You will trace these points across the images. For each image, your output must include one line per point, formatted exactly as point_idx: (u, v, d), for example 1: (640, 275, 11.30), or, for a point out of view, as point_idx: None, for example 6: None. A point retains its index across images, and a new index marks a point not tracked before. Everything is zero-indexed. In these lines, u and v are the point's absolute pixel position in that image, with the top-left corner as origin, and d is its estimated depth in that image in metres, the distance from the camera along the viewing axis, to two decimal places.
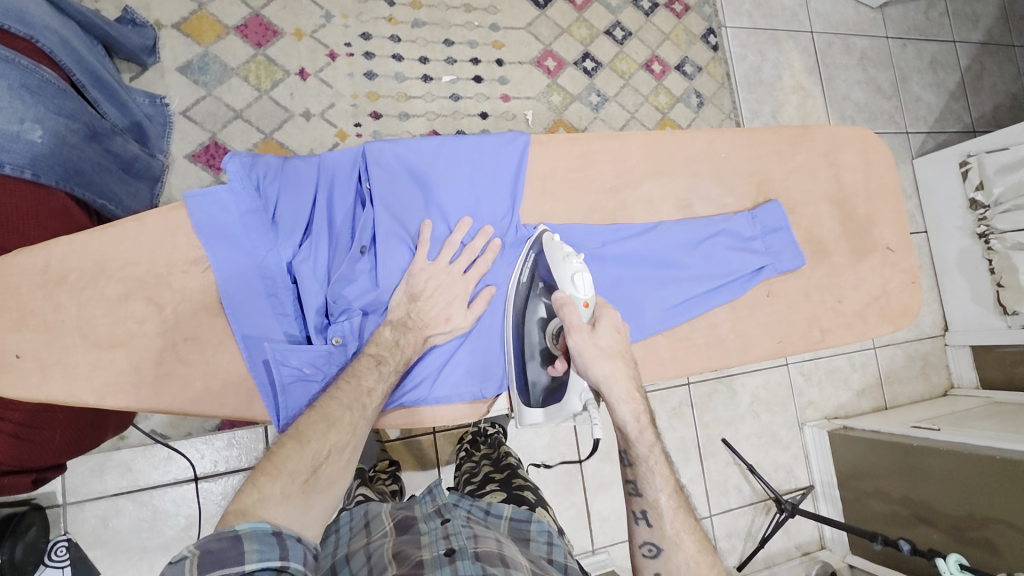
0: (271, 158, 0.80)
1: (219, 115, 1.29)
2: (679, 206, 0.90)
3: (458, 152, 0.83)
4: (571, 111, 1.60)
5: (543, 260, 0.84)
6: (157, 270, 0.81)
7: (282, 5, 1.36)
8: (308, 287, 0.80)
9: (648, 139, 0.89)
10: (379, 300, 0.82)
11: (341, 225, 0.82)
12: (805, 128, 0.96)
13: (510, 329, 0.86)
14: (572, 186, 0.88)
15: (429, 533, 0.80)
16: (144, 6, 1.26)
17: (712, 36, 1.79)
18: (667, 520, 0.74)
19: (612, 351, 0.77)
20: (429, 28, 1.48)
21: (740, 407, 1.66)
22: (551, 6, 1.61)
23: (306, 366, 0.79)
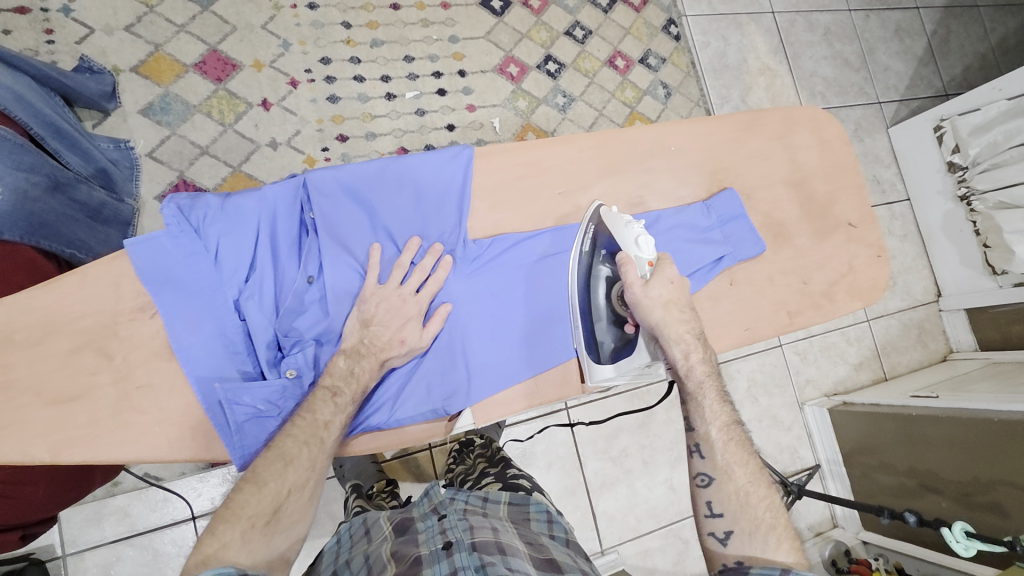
0: (210, 196, 0.76)
1: (186, 152, 1.30)
2: (632, 203, 0.89)
3: (401, 174, 0.81)
4: (538, 114, 1.60)
5: (603, 230, 0.85)
6: (105, 320, 0.75)
7: (239, 38, 1.36)
8: (257, 323, 0.76)
9: (597, 139, 0.88)
10: (331, 328, 0.80)
11: (287, 257, 0.79)
12: (755, 112, 0.95)
13: (577, 293, 0.86)
14: (522, 194, 0.86)
15: (426, 530, 0.84)
16: (101, 53, 1.27)
17: (673, 26, 1.80)
18: (719, 451, 0.79)
19: (665, 301, 0.80)
20: (388, 46, 1.48)
21: (737, 393, 1.64)
22: (508, 12, 1.61)
23: (260, 403, 0.76)
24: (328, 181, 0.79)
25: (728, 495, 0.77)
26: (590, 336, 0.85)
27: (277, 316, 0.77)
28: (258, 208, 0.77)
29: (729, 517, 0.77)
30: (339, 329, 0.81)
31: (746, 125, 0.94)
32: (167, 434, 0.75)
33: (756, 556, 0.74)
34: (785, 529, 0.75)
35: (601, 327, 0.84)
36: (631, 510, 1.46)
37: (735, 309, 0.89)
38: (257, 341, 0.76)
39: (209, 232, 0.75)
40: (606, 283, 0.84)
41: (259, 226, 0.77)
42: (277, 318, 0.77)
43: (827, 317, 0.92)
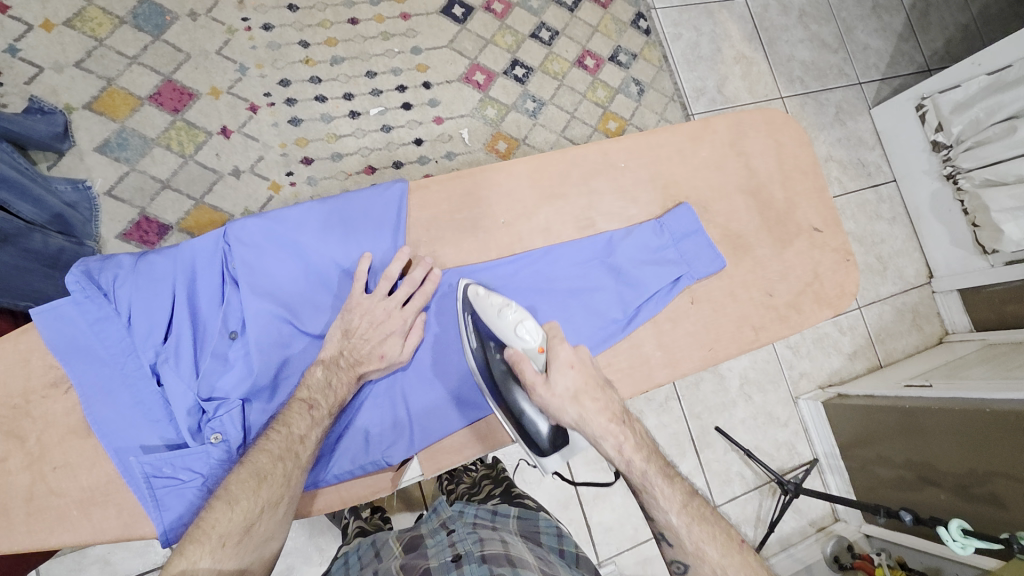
0: (125, 258, 0.75)
1: (147, 188, 1.27)
2: (581, 225, 0.86)
3: (323, 217, 0.79)
4: (508, 121, 1.56)
5: (481, 322, 0.79)
6: (14, 401, 0.74)
7: (194, 66, 1.33)
8: (174, 387, 0.74)
9: (534, 165, 0.84)
10: (257, 385, 0.77)
11: (206, 315, 0.77)
12: (704, 121, 0.91)
13: (488, 393, 0.80)
14: (457, 229, 0.82)
15: (435, 544, 0.86)
16: (52, 91, 1.24)
17: (643, 20, 1.76)
18: (685, 536, 0.71)
19: (574, 392, 0.72)
20: (349, 63, 1.45)
21: (729, 392, 1.62)
22: (471, 19, 1.57)
23: (182, 472, 0.73)
24: (246, 230, 0.76)
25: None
26: (526, 436, 0.78)
27: (197, 377, 0.75)
28: (173, 266, 0.76)
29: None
30: (265, 386, 0.78)
31: (697, 134, 0.90)
32: (86, 515, 0.74)
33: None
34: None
35: (532, 423, 0.77)
36: (627, 519, 1.44)
37: (693, 330, 0.86)
38: (175, 406, 0.74)
39: (120, 296, 0.74)
40: (505, 377, 0.78)
41: (174, 286, 0.76)
42: (198, 380, 0.75)
43: (796, 328, 0.89)
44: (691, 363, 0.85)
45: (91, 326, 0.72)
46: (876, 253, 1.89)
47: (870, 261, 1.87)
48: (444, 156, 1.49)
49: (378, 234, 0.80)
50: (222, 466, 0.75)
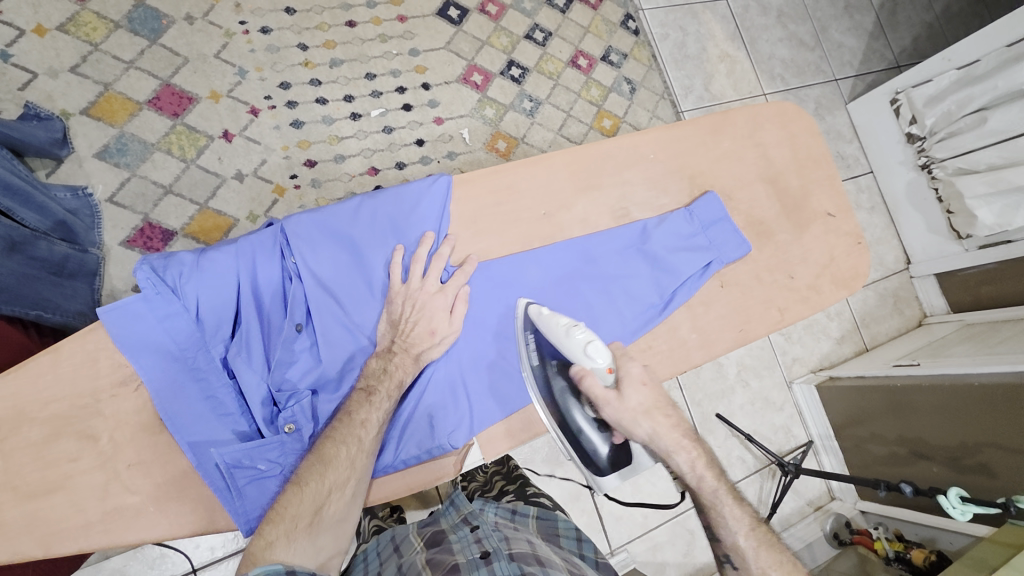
0: (185, 253, 0.73)
1: (149, 194, 1.25)
2: (616, 216, 0.88)
3: (379, 210, 0.80)
4: (507, 121, 1.59)
5: (543, 339, 0.81)
6: (85, 400, 0.74)
7: (192, 69, 1.32)
8: (249, 380, 0.75)
9: (570, 158, 0.87)
10: (324, 376, 0.79)
11: (271, 308, 0.77)
12: (724, 113, 0.95)
13: (544, 410, 0.82)
14: (502, 220, 0.84)
15: (460, 541, 0.87)
16: (48, 97, 1.21)
17: (631, 20, 1.80)
18: (750, 560, 0.77)
19: (646, 407, 0.78)
20: (348, 65, 1.45)
21: (728, 379, 1.67)
22: (467, 20, 1.59)
23: (261, 462, 0.74)
24: (306, 224, 0.77)
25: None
26: (584, 454, 0.82)
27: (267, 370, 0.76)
28: (236, 261, 0.74)
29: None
30: (332, 376, 0.79)
31: (716, 127, 0.94)
32: (163, 511, 0.74)
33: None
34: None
35: (592, 442, 0.81)
36: (637, 506, 1.47)
37: (725, 312, 0.89)
38: (250, 398, 0.75)
39: (187, 290, 0.72)
40: (566, 396, 0.80)
41: (238, 280, 0.75)
42: (268, 372, 0.76)
43: (815, 309, 0.93)
44: (725, 344, 0.89)
45: (160, 323, 0.71)
46: None
47: None
48: (446, 156, 1.51)
49: (431, 225, 0.82)
50: (297, 454, 0.77)
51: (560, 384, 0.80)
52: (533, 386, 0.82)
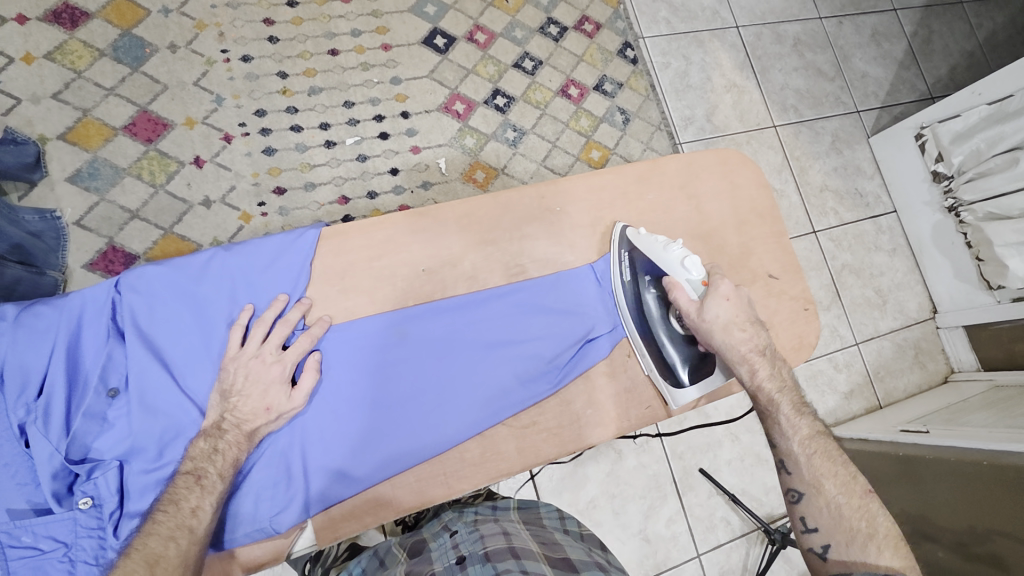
0: (9, 309, 0.72)
1: (115, 218, 1.27)
2: (511, 273, 0.87)
3: (226, 267, 0.78)
4: (487, 150, 1.54)
5: (640, 254, 0.86)
6: None
7: (170, 97, 1.34)
8: (41, 449, 0.69)
9: (461, 209, 0.85)
10: (137, 445, 0.72)
11: (88, 369, 0.73)
12: (654, 162, 0.94)
13: (630, 318, 0.87)
14: (374, 280, 0.82)
15: (438, 547, 0.81)
16: (27, 122, 1.25)
17: (630, 49, 1.74)
18: (804, 466, 0.80)
19: (724, 321, 0.81)
20: (327, 93, 1.45)
21: (715, 431, 1.50)
22: (453, 49, 1.57)
23: (43, 540, 0.69)
24: (142, 281, 0.75)
25: (819, 508, 0.78)
26: (664, 367, 0.84)
27: (68, 439, 0.70)
28: (59, 318, 0.72)
29: (824, 531, 0.78)
30: (147, 448, 0.72)
31: (646, 174, 0.94)
32: None
33: (855, 561, 0.73)
34: (883, 536, 0.74)
35: (674, 354, 0.84)
36: None
37: (627, 385, 0.87)
38: (40, 470, 0.69)
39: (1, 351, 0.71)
40: (655, 304, 0.85)
41: (56, 338, 0.72)
42: (68, 440, 0.70)
43: None
44: (628, 422, 0.86)
45: None
46: (874, 286, 1.81)
47: (868, 295, 1.79)
48: (420, 186, 1.47)
49: (284, 283, 0.79)
50: (91, 534, 0.70)
51: (651, 294, 0.85)
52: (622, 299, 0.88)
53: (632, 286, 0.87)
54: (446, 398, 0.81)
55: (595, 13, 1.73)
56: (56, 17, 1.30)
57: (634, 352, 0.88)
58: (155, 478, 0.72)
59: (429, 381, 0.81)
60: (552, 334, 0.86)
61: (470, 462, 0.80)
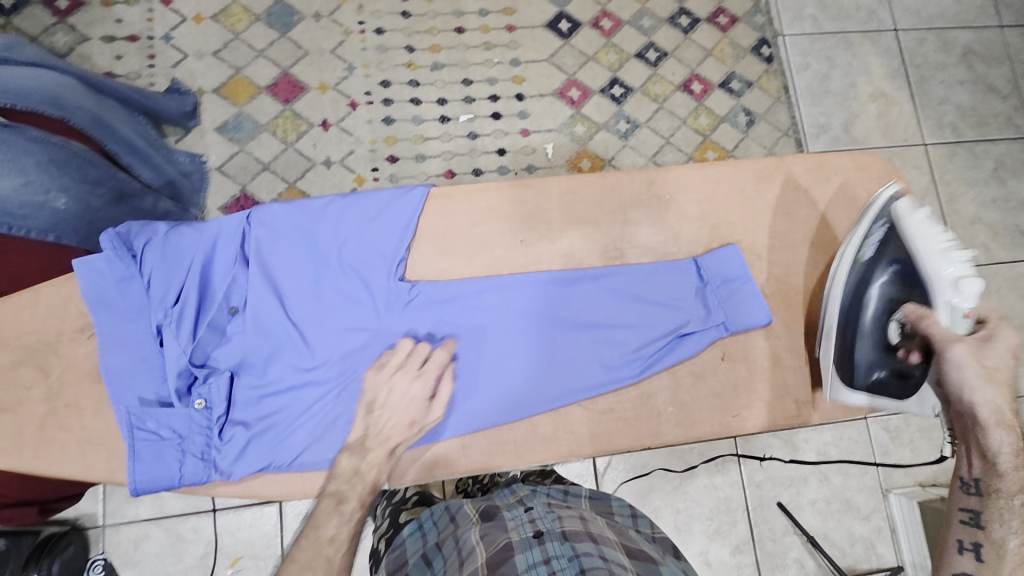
0: (158, 225, 0.81)
1: (249, 168, 1.39)
2: (609, 256, 0.87)
3: (342, 213, 0.82)
4: (596, 140, 1.51)
5: (900, 240, 0.80)
6: (47, 338, 0.88)
7: (309, 62, 1.45)
8: (171, 349, 0.79)
9: (564, 186, 0.87)
10: (247, 361, 0.80)
11: (216, 287, 0.81)
12: (779, 159, 0.91)
13: (840, 299, 0.84)
14: (470, 244, 0.85)
15: (513, 518, 0.77)
16: (189, 75, 1.41)
17: (766, 46, 1.62)
18: (1007, 565, 0.67)
19: (1002, 375, 0.73)
20: (448, 69, 1.49)
21: (802, 466, 1.38)
22: (577, 34, 1.56)
23: (164, 429, 0.78)
24: (269, 216, 0.81)
25: None
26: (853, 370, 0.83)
27: (193, 345, 0.79)
28: (198, 239, 0.81)
29: None
30: (255, 364, 0.81)
31: (769, 171, 0.91)
32: (83, 453, 0.86)
33: None
34: None
35: (866, 361, 0.82)
36: None
37: (715, 391, 0.86)
38: (169, 367, 0.79)
39: (148, 258, 0.80)
40: (892, 320, 0.81)
41: (195, 256, 0.80)
42: (193, 346, 0.79)
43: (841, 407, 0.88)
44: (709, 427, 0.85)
45: (114, 283, 0.78)
46: None
47: None
48: (524, 169, 1.48)
49: (390, 235, 0.82)
50: (201, 431, 0.80)
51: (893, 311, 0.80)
52: (851, 284, 0.83)
53: (881, 282, 0.81)
54: (527, 369, 0.82)
55: (732, 5, 1.64)
56: None
57: (828, 336, 0.86)
58: (259, 393, 0.81)
59: (512, 350, 0.82)
60: (640, 321, 0.83)
61: (542, 436, 0.83)
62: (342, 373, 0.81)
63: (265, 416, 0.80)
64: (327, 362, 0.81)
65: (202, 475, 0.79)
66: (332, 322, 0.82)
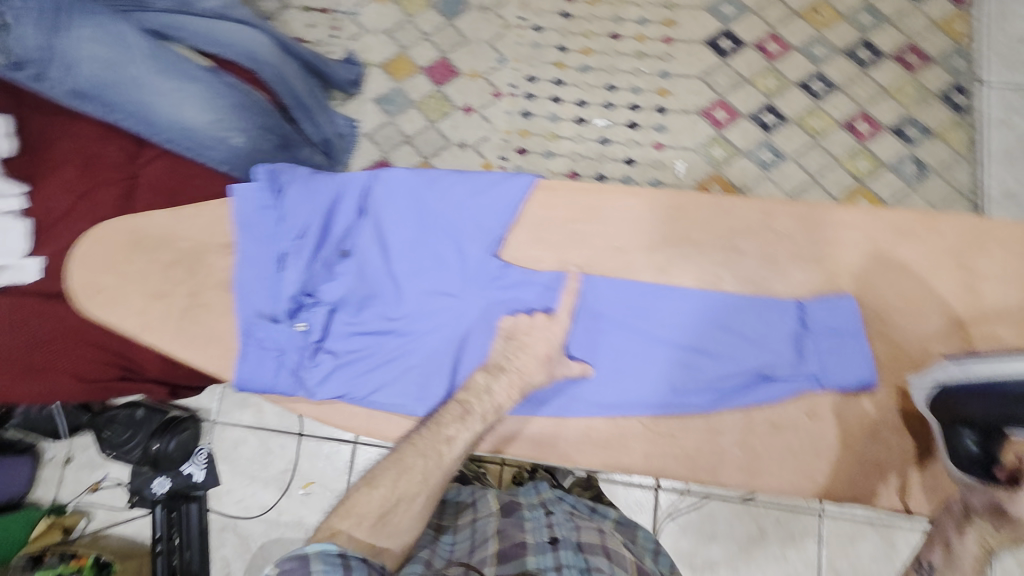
0: (300, 169, 0.92)
1: (394, 138, 1.51)
2: (705, 281, 0.87)
3: (454, 185, 0.87)
4: (734, 166, 1.43)
5: None
6: (201, 248, 1.10)
7: (467, 49, 1.54)
8: (288, 275, 0.89)
9: (675, 201, 0.86)
10: (347, 300, 0.90)
11: (334, 230, 0.90)
12: (928, 215, 0.84)
13: None
14: (568, 240, 0.88)
15: (533, 520, 0.84)
16: (363, 49, 1.56)
17: (960, 93, 1.43)
18: None
19: None
20: (595, 72, 1.51)
21: (897, 568, 1.20)
22: (737, 53, 1.49)
23: (271, 340, 0.91)
24: (392, 177, 0.89)
25: None
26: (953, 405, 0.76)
27: (305, 276, 0.90)
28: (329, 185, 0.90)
29: None
30: (352, 304, 0.90)
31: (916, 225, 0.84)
32: None
33: None
34: None
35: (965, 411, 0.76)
36: None
37: (791, 447, 0.86)
38: (283, 290, 0.90)
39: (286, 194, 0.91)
40: None
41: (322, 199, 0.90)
42: (305, 277, 0.89)
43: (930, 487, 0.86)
44: (775, 480, 0.87)
45: (255, 210, 0.90)
46: None
47: None
48: (649, 183, 1.44)
49: (494, 213, 0.86)
50: (298, 350, 0.91)
51: None
52: None
53: None
54: (607, 373, 0.86)
55: (927, 43, 1.46)
56: None
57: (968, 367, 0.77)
58: (350, 330, 0.90)
59: (592, 350, 0.86)
60: (711, 349, 0.83)
61: (597, 440, 0.90)
62: (420, 329, 0.89)
63: (349, 351, 0.90)
64: (411, 316, 0.89)
65: (292, 387, 0.91)
66: (424, 282, 0.88)
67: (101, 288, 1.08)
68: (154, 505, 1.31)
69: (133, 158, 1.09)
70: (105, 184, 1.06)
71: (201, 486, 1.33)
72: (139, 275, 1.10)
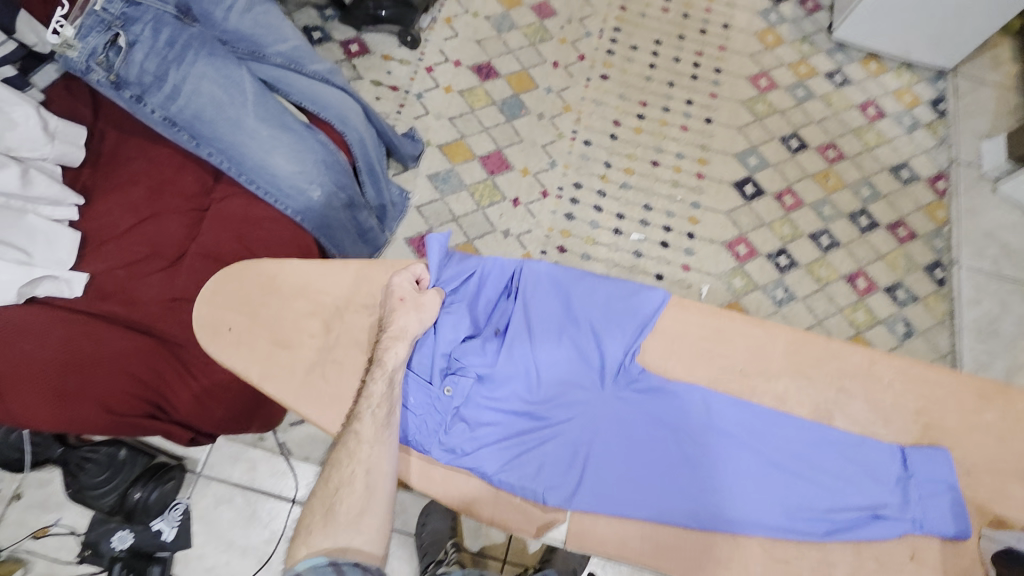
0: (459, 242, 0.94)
1: (442, 216, 1.57)
2: (818, 415, 0.88)
3: (599, 288, 0.92)
4: (750, 298, 1.56)
5: None
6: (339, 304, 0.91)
7: (521, 148, 1.66)
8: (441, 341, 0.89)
9: (796, 339, 0.90)
10: (491, 374, 0.88)
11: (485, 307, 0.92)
12: (1002, 386, 0.89)
13: None
14: (699, 356, 0.90)
15: None
16: (425, 129, 1.66)
17: (939, 269, 1.64)
18: None
19: None
20: (634, 191, 1.64)
21: None
22: (758, 199, 1.68)
23: (416, 403, 0.88)
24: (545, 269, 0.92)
25: None
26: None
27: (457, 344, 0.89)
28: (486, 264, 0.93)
29: None
30: (495, 380, 0.89)
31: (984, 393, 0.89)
32: None
33: None
34: None
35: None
36: None
37: None
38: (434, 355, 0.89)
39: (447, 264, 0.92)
40: None
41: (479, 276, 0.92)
42: (457, 346, 0.89)
43: None
44: None
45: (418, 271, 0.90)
46: None
47: None
48: None
49: (634, 319, 0.90)
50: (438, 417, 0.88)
51: None
52: None
53: None
54: (738, 494, 0.84)
55: (914, 222, 1.69)
56: (478, 69, 1.75)
57: None
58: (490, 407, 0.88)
59: (722, 469, 0.85)
60: (832, 481, 0.84)
61: (717, 559, 0.82)
62: (557, 417, 0.88)
63: (484, 425, 0.88)
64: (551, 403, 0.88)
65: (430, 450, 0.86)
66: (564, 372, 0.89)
67: (229, 328, 0.89)
68: (111, 564, 1.17)
69: (206, 191, 1.11)
70: (172, 210, 1.07)
71: (169, 546, 1.20)
72: (273, 319, 0.90)
